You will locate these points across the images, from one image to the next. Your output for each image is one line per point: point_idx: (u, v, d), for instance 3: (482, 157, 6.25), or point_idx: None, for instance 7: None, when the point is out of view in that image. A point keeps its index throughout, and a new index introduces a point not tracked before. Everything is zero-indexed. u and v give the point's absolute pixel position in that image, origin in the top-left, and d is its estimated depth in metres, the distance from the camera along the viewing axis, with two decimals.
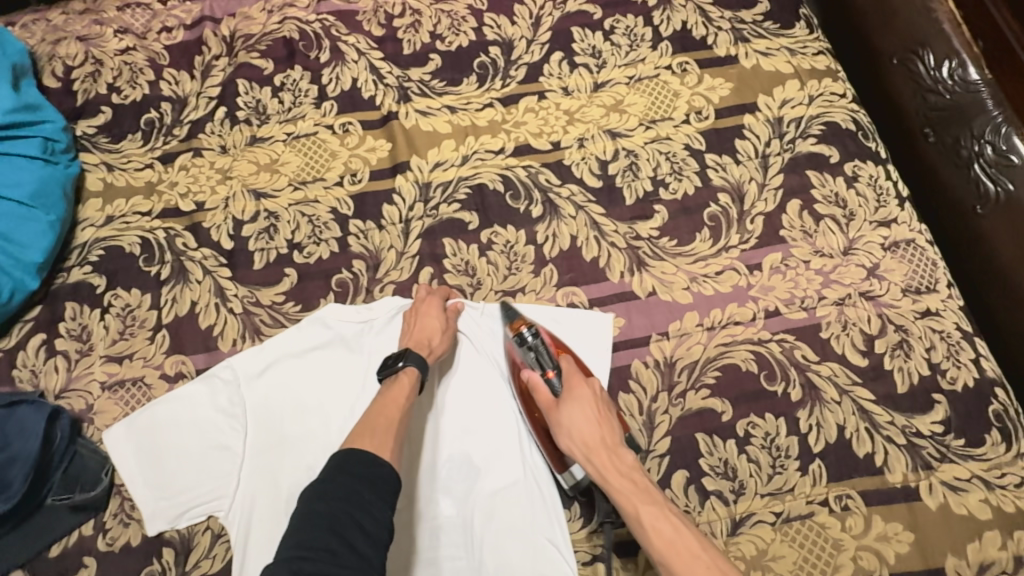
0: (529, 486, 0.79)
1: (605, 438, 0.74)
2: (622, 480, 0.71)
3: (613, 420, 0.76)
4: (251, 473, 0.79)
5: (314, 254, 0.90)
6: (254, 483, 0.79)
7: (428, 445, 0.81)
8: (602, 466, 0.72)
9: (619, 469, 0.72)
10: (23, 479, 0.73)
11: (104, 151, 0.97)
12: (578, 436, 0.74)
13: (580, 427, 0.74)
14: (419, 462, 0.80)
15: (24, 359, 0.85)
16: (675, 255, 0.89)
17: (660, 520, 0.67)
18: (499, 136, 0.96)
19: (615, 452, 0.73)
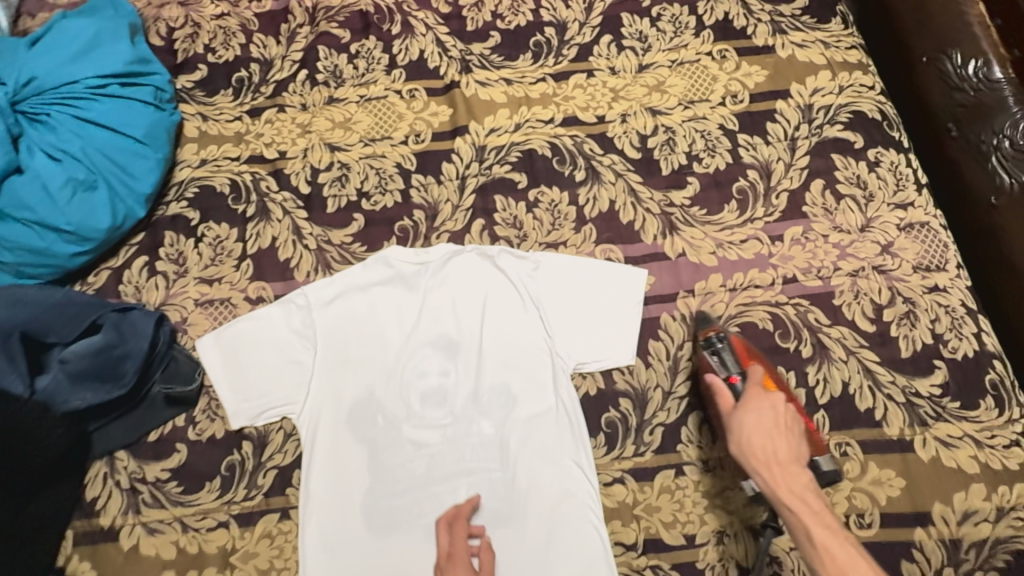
0: (558, 415, 0.88)
1: (791, 457, 0.71)
2: (797, 500, 0.67)
3: (796, 437, 0.73)
4: (318, 385, 0.91)
5: (380, 203, 1.02)
6: (321, 393, 0.91)
7: (473, 373, 0.92)
8: (776, 482, 0.69)
9: (793, 488, 0.68)
10: (136, 371, 0.85)
11: (200, 103, 1.10)
12: (757, 446, 0.71)
13: (754, 436, 0.72)
14: (464, 386, 0.91)
15: (129, 277, 0.98)
16: (704, 223, 0.98)
17: (836, 549, 0.64)
18: (550, 107, 1.06)
19: (792, 470, 0.69)
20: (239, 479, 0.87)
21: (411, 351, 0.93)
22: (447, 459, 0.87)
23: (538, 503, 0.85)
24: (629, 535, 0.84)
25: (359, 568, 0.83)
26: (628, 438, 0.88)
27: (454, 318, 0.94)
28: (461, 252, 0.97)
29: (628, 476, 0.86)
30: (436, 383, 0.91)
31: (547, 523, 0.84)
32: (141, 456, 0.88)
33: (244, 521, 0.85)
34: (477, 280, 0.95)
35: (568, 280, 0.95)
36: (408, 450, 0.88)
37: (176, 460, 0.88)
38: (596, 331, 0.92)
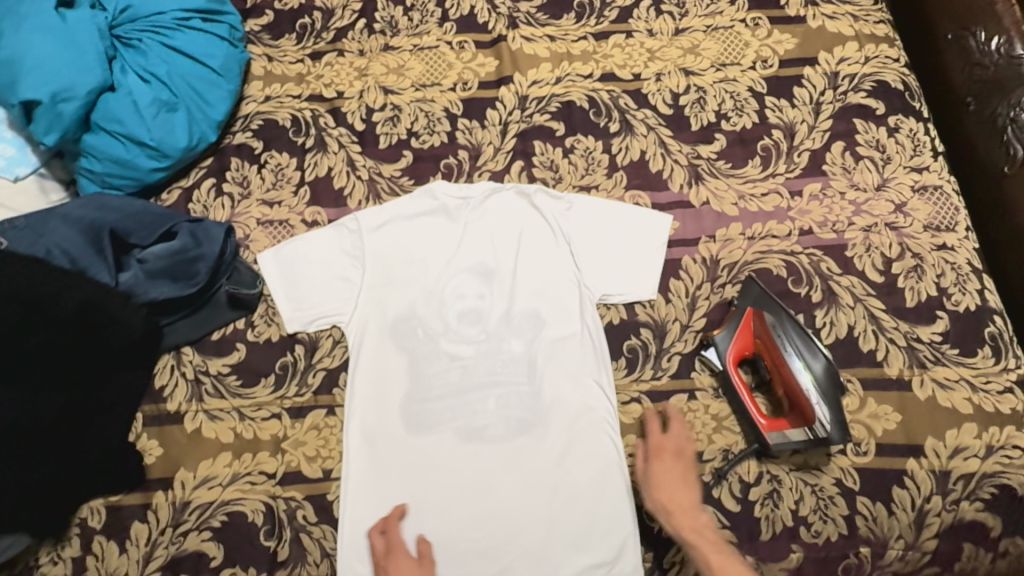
0: (582, 338, 0.96)
1: (690, 499, 0.85)
2: (697, 534, 0.81)
3: (697, 488, 0.86)
4: (366, 299, 0.99)
5: (428, 142, 1.10)
6: (368, 307, 0.99)
7: (506, 298, 0.99)
8: (679, 522, 0.82)
9: (694, 525, 0.82)
10: (207, 272, 0.95)
11: (266, 45, 1.19)
12: (659, 492, 0.85)
13: (662, 488, 0.85)
14: (497, 309, 0.99)
15: (198, 196, 1.07)
16: (728, 175, 1.05)
17: (728, 565, 0.77)
18: (590, 64, 1.14)
19: (691, 513, 0.83)
20: (292, 377, 0.97)
21: (450, 275, 1.01)
22: (479, 371, 0.95)
23: (561, 414, 0.93)
24: None
25: (396, 461, 0.91)
26: (646, 363, 0.96)
27: (490, 248, 1.02)
28: (501, 190, 1.04)
29: (644, 397, 0.95)
30: (472, 304, 0.99)
31: (569, 431, 0.92)
32: (205, 351, 0.98)
33: (295, 414, 0.95)
34: (515, 216, 1.03)
35: (598, 220, 1.02)
36: (444, 361, 0.96)
37: (236, 357, 0.98)
38: (623, 268, 1.00)
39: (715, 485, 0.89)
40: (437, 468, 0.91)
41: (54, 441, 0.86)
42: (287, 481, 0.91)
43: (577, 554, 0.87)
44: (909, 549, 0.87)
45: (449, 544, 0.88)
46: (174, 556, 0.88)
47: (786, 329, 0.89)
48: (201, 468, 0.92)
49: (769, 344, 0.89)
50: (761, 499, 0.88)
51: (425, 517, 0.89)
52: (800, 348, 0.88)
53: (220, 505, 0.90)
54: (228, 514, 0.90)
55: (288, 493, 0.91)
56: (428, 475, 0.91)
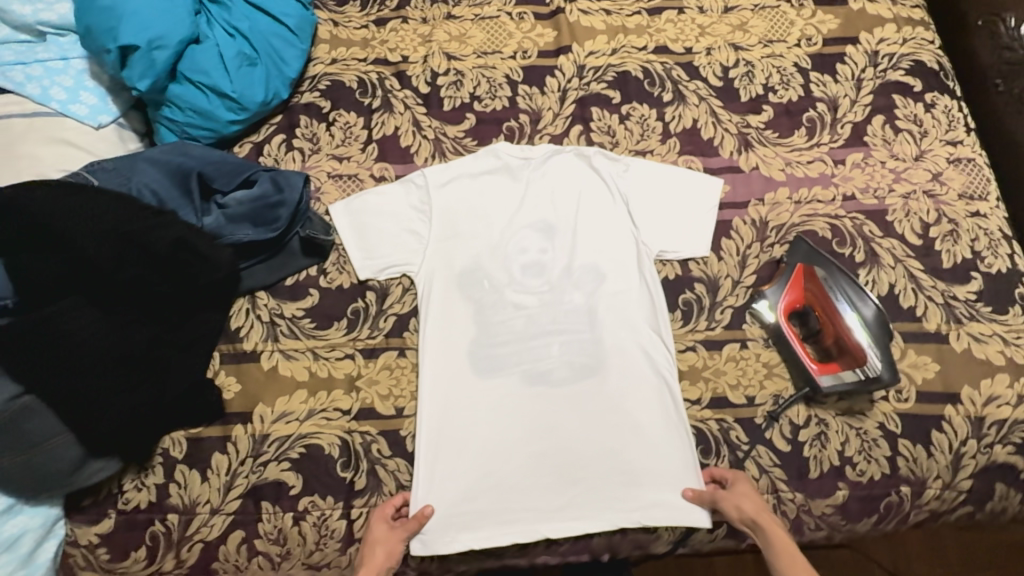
0: (640, 291, 1.01)
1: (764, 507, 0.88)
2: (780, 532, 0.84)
3: None
4: (432, 251, 1.04)
5: (490, 106, 1.15)
6: (434, 259, 1.03)
7: (566, 253, 1.04)
8: (770, 521, 0.85)
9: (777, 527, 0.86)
10: (288, 217, 0.99)
11: (331, 11, 1.24)
12: (752, 500, 0.88)
13: (753, 495, 0.89)
14: (558, 263, 1.04)
15: (269, 150, 1.11)
16: (776, 144, 1.12)
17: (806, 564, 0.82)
18: (644, 37, 1.19)
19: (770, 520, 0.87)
20: (364, 320, 1.01)
21: (513, 231, 1.05)
22: (543, 319, 1.00)
23: (621, 359, 0.97)
24: (696, 392, 0.97)
25: (465, 402, 0.96)
26: (700, 315, 1.02)
27: (551, 206, 1.07)
28: (561, 152, 1.09)
29: (699, 345, 1.00)
30: (534, 257, 1.04)
31: (628, 375, 0.97)
32: (279, 296, 1.03)
33: (368, 354, 0.99)
34: (574, 177, 1.08)
35: (654, 181, 1.07)
36: (510, 309, 1.01)
37: (309, 301, 1.02)
38: (678, 226, 1.05)
39: (767, 427, 0.95)
40: (504, 408, 0.96)
41: (144, 371, 0.90)
42: (361, 417, 0.96)
43: (639, 486, 0.92)
44: (946, 488, 0.93)
45: (517, 478, 0.93)
46: (254, 485, 0.92)
47: (837, 280, 0.96)
48: (278, 403, 0.97)
49: (820, 294, 0.96)
50: (810, 440, 0.94)
51: (493, 454, 0.94)
52: (850, 296, 0.94)
53: (297, 439, 0.95)
54: (305, 447, 0.94)
55: (363, 428, 0.95)
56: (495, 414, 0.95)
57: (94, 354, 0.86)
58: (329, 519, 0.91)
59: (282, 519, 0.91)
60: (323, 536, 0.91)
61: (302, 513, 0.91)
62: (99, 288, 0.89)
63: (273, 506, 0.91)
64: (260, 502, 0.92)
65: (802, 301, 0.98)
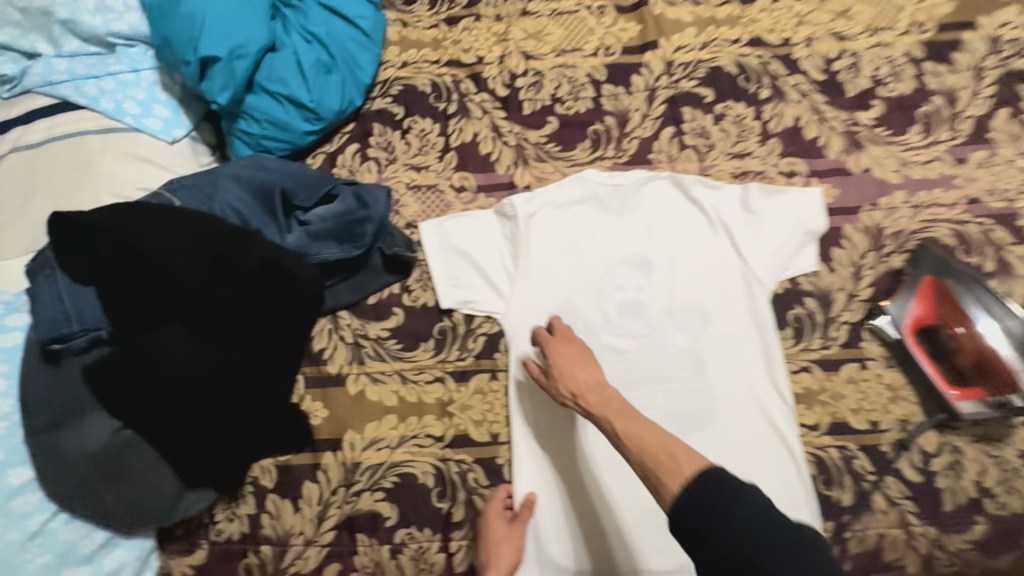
0: (748, 331, 0.93)
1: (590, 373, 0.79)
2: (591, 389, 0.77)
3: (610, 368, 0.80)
4: (520, 288, 0.95)
5: (573, 108, 1.08)
6: (523, 297, 0.95)
7: (666, 291, 0.96)
8: (586, 390, 0.77)
9: (602, 391, 0.77)
10: (373, 234, 0.94)
11: (400, 11, 1.17)
12: (576, 371, 0.79)
13: (568, 362, 0.80)
14: (658, 302, 0.96)
15: (343, 161, 1.06)
16: (888, 142, 1.02)
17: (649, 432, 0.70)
18: (737, 28, 1.11)
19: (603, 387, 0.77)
20: (452, 341, 0.96)
21: (608, 267, 0.97)
22: (644, 366, 0.93)
23: (733, 409, 0.90)
24: (813, 417, 0.90)
25: (566, 456, 0.87)
26: (814, 332, 0.94)
27: (648, 239, 0.98)
28: (654, 178, 1.01)
29: (814, 365, 0.92)
30: (632, 297, 0.96)
31: (742, 425, 0.89)
32: (363, 316, 0.98)
33: (459, 377, 0.94)
34: (670, 207, 1.00)
35: (756, 195, 0.98)
36: (608, 355, 0.94)
37: (394, 321, 0.98)
38: (784, 239, 0.96)
39: (896, 455, 0.87)
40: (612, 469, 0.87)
41: (238, 399, 0.86)
42: (456, 444, 0.91)
43: None
44: None
45: (629, 542, 0.84)
46: (348, 516, 0.89)
47: (974, 291, 0.88)
48: (367, 430, 0.92)
49: (955, 307, 0.88)
50: (943, 470, 0.87)
51: (601, 517, 0.84)
52: (992, 308, 0.86)
53: (390, 467, 0.90)
54: (399, 476, 0.90)
55: (458, 456, 0.91)
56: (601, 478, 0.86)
57: (190, 383, 0.82)
58: (427, 552, 0.87)
59: (379, 551, 0.87)
60: (421, 570, 0.87)
61: (399, 545, 0.88)
62: (191, 312, 0.85)
63: (369, 538, 0.88)
64: (355, 534, 0.88)
65: (933, 315, 0.90)
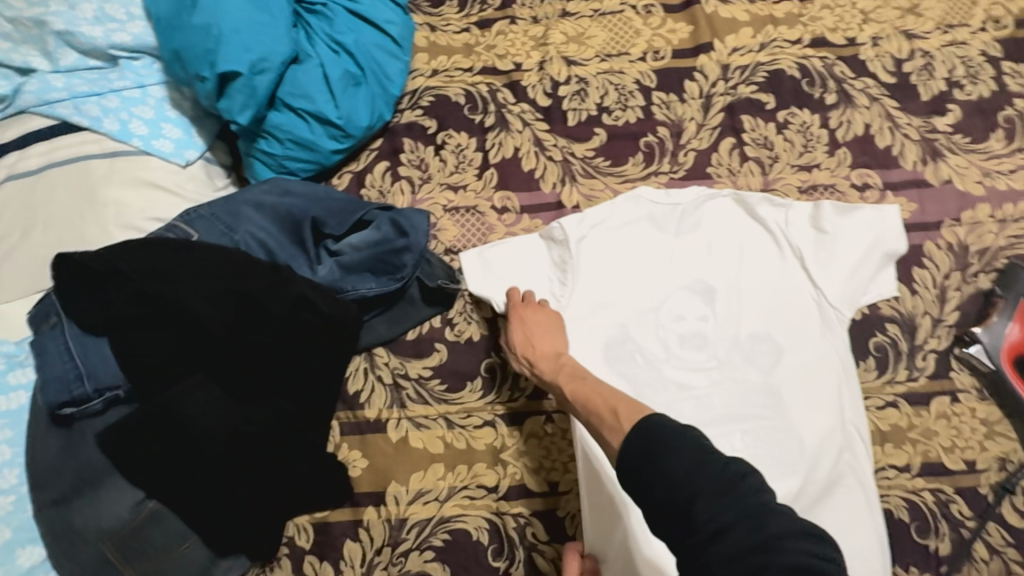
0: (828, 364, 0.83)
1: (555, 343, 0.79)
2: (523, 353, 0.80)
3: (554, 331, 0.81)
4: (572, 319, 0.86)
5: (622, 118, 0.99)
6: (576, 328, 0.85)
7: (734, 319, 0.85)
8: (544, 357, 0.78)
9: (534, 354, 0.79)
10: (413, 266, 0.85)
11: (426, 14, 1.08)
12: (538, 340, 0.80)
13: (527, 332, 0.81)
14: (725, 331, 0.85)
15: (372, 181, 0.97)
16: (969, 151, 0.94)
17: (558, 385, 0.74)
18: (797, 27, 1.02)
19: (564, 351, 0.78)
20: (501, 380, 0.88)
21: (667, 294, 0.87)
22: (714, 403, 0.82)
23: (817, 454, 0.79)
24: (903, 458, 0.82)
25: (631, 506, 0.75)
26: (899, 362, 0.86)
27: (711, 264, 0.88)
28: (714, 195, 0.91)
29: (902, 401, 0.84)
30: (695, 327, 0.85)
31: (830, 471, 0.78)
32: (401, 353, 0.89)
33: (511, 421, 0.86)
34: (732, 226, 0.90)
35: (832, 214, 0.88)
36: (673, 392, 0.83)
37: (436, 358, 0.89)
38: (860, 261, 0.87)
39: (997, 499, 0.80)
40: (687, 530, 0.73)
41: (272, 456, 0.78)
42: (511, 496, 0.83)
43: None
44: None
45: None
46: None
47: None
48: (412, 481, 0.84)
49: None
50: None
51: None
52: None
53: (439, 522, 0.82)
54: (449, 532, 0.82)
55: (514, 509, 0.82)
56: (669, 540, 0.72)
57: (218, 442, 0.74)
58: None
59: None
60: None
61: None
62: (213, 363, 0.76)
63: None
64: None
65: None
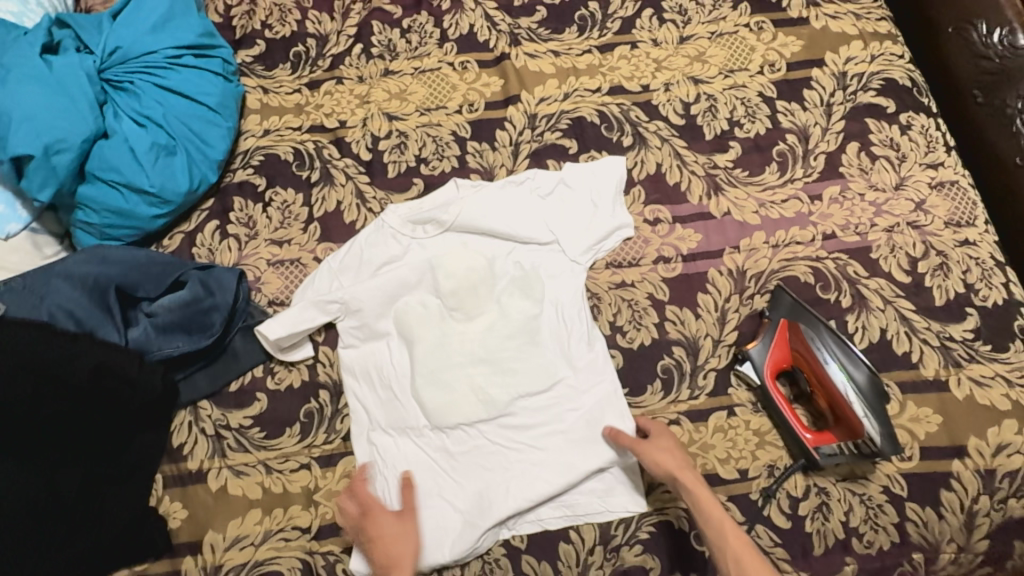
0: (484, 396, 0.93)
1: (679, 463, 0.83)
2: (663, 455, 0.84)
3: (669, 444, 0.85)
4: (364, 292, 0.97)
5: (438, 168, 1.07)
6: (364, 298, 0.97)
7: (442, 344, 0.96)
8: (683, 480, 0.81)
9: (680, 468, 0.82)
10: (222, 322, 0.92)
11: (260, 77, 1.14)
12: (655, 458, 0.84)
13: (664, 459, 0.83)
14: (436, 352, 0.95)
15: (202, 240, 1.02)
16: (746, 183, 1.04)
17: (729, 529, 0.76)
18: (597, 78, 1.11)
19: (687, 470, 0.82)
20: (318, 424, 0.93)
21: (401, 313, 0.97)
22: (396, 405, 0.93)
23: (454, 458, 0.91)
24: None
25: (479, 458, 0.90)
26: (682, 382, 0.94)
27: (450, 308, 0.98)
28: (456, 233, 1.01)
29: (684, 418, 0.92)
30: (400, 351, 0.96)
31: (453, 471, 0.90)
32: (224, 405, 0.94)
33: (326, 463, 0.91)
34: (473, 252, 1.00)
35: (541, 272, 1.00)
36: (391, 390, 0.94)
37: (258, 408, 0.94)
38: (493, 302, 0.98)
39: (764, 504, 0.87)
40: (524, 473, 0.90)
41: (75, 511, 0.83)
42: (324, 534, 0.88)
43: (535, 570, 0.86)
44: (961, 552, 0.86)
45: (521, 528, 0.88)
46: None
47: (824, 338, 0.88)
48: (229, 529, 0.88)
49: (809, 356, 0.89)
50: (811, 513, 0.87)
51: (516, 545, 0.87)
52: (839, 353, 0.87)
53: (254, 566, 0.86)
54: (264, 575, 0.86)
55: (327, 547, 0.87)
56: (517, 470, 0.89)
57: (16, 504, 0.80)
58: None
59: None
60: None
61: None
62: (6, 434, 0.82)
63: None
64: None
65: (787, 361, 0.91)
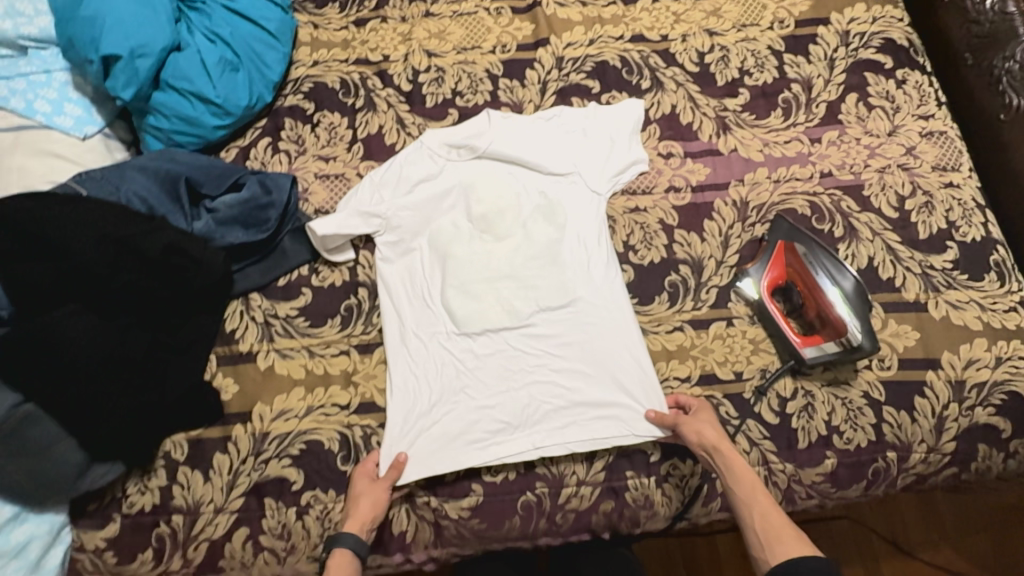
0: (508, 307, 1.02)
1: (716, 433, 0.91)
2: (704, 427, 0.91)
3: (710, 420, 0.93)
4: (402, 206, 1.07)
5: (472, 101, 1.17)
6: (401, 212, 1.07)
7: (471, 259, 1.06)
8: (720, 450, 0.89)
9: (719, 441, 0.90)
10: (277, 218, 1.02)
11: (311, 14, 1.24)
12: (693, 427, 0.92)
13: (705, 430, 0.91)
14: (466, 265, 1.05)
15: (255, 154, 1.12)
16: (753, 125, 1.14)
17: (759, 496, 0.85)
18: (620, 26, 1.21)
19: (723, 441, 0.90)
20: (357, 317, 1.03)
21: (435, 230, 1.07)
22: (427, 309, 1.03)
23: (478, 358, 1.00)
24: (685, 370, 1.00)
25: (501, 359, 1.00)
26: (687, 296, 1.04)
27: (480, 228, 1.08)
28: (487, 160, 1.11)
29: (686, 325, 1.02)
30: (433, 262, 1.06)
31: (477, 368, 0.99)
32: (273, 297, 1.04)
33: (363, 350, 1.02)
34: (503, 180, 1.10)
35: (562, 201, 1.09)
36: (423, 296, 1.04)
37: (302, 301, 1.04)
38: (518, 226, 1.08)
39: (756, 401, 0.97)
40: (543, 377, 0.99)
41: (137, 373, 0.91)
42: (361, 410, 0.98)
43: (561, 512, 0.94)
44: (930, 451, 0.96)
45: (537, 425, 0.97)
46: (255, 483, 0.94)
47: (816, 256, 1.00)
48: (276, 402, 0.98)
49: (803, 272, 0.99)
50: (798, 412, 0.97)
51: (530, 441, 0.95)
52: (829, 270, 0.99)
53: (297, 435, 0.96)
54: (305, 442, 0.96)
55: (364, 421, 0.98)
56: (537, 373, 0.99)
57: (83, 359, 0.88)
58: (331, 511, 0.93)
59: (286, 514, 0.93)
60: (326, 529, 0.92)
61: (305, 507, 0.93)
62: (82, 297, 0.92)
63: (276, 502, 0.93)
64: (263, 498, 0.93)
65: (783, 278, 1.02)
